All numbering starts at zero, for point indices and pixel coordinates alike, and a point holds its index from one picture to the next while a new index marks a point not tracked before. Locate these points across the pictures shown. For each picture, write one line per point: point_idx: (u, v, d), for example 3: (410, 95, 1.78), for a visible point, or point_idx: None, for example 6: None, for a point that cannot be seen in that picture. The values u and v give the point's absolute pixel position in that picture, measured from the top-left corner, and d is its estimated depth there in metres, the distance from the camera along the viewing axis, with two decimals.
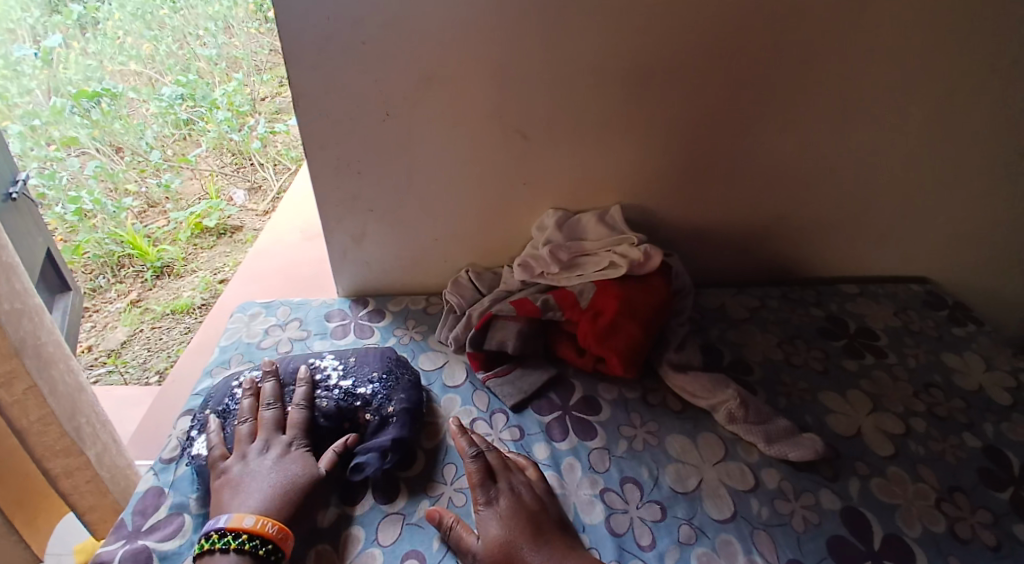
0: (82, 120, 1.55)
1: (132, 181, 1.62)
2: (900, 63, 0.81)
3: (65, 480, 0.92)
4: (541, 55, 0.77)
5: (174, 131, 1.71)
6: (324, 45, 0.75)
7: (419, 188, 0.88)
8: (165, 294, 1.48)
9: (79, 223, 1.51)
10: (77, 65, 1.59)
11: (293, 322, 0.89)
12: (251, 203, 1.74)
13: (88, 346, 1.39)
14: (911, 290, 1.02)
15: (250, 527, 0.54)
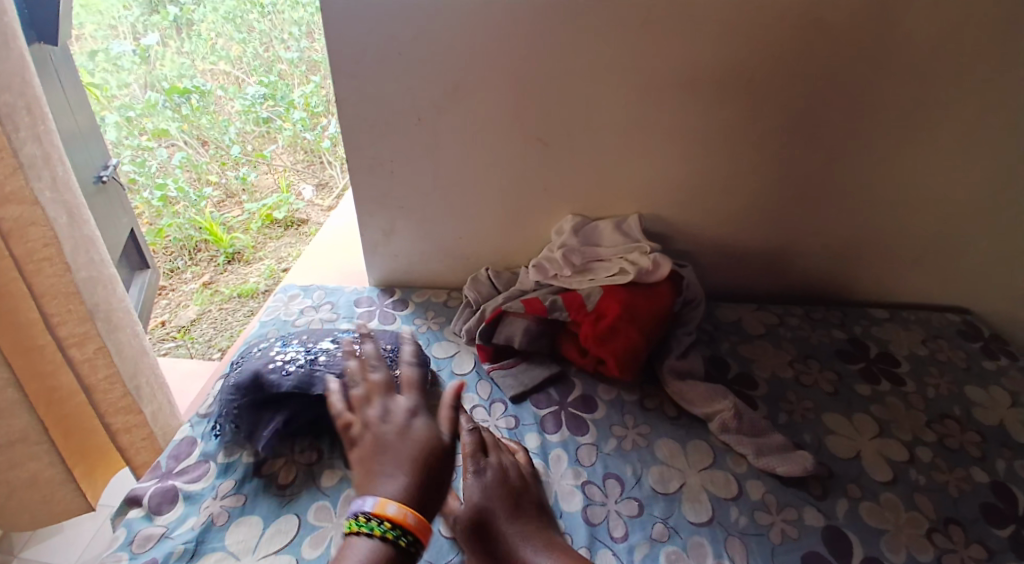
0: (174, 114, 1.71)
1: (213, 173, 1.78)
2: (930, 85, 0.80)
3: (124, 435, 1.01)
4: (561, 67, 0.82)
5: (254, 128, 1.83)
6: (362, 56, 0.83)
7: (446, 188, 0.94)
8: (234, 278, 1.63)
9: (164, 208, 1.65)
10: (173, 63, 1.74)
11: (325, 305, 0.97)
12: (318, 198, 1.91)
13: (162, 321, 1.53)
14: (946, 318, 0.97)
15: (394, 515, 0.48)
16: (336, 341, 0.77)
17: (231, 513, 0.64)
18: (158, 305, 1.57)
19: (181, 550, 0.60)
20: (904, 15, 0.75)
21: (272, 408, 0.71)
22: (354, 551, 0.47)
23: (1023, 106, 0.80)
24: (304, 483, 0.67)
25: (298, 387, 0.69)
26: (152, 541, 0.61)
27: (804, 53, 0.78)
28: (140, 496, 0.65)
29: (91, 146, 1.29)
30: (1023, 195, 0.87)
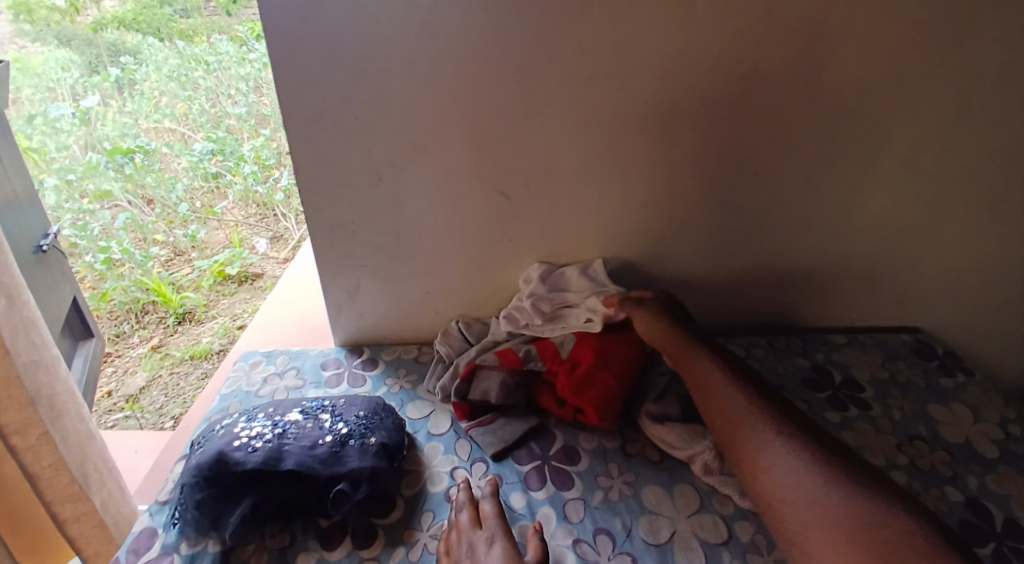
0: (116, 175, 1.64)
1: (160, 232, 1.71)
2: (860, 125, 0.86)
3: (73, 526, 1.00)
4: (517, 124, 0.84)
5: (203, 184, 1.78)
6: (318, 122, 0.83)
7: (409, 244, 0.94)
8: (185, 339, 1.55)
9: (108, 271, 1.59)
10: (115, 122, 1.70)
11: (290, 370, 0.93)
12: (273, 251, 1.81)
13: (109, 391, 1.44)
14: (901, 338, 1.02)
15: None
16: (305, 411, 0.73)
17: None
18: (104, 373, 1.48)
19: None
20: (831, 63, 0.81)
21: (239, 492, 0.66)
22: None
23: (944, 141, 0.87)
24: None
25: (266, 464, 0.65)
26: None
27: (744, 101, 0.83)
28: None
29: (30, 216, 1.24)
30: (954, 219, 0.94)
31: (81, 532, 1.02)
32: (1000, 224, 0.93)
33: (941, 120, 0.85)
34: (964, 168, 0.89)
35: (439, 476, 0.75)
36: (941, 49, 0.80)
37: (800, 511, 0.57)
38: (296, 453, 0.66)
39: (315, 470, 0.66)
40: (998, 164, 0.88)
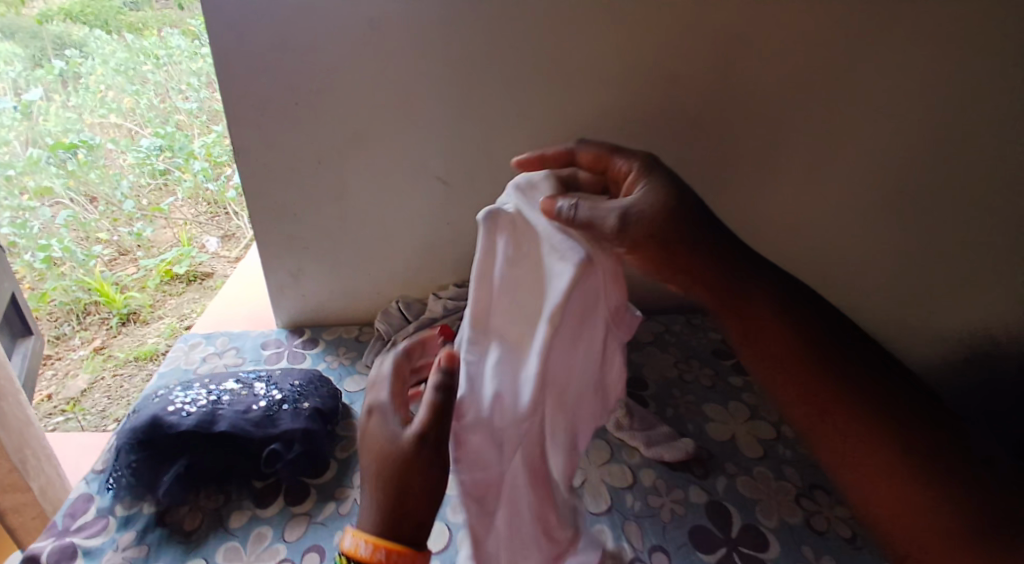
0: (58, 171, 1.62)
1: (104, 230, 1.66)
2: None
3: (13, 515, 1.03)
4: (453, 113, 0.89)
5: (150, 181, 1.74)
6: (260, 108, 0.87)
7: (351, 227, 0.98)
8: (129, 341, 1.50)
9: (47, 271, 1.56)
10: (58, 117, 1.68)
11: (231, 350, 0.96)
12: (224, 250, 1.71)
13: (48, 395, 1.43)
14: None
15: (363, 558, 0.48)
16: (241, 380, 0.78)
17: None
18: (43, 375, 1.46)
19: None
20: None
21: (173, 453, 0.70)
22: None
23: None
24: (211, 528, 0.66)
25: (200, 425, 0.70)
26: None
27: None
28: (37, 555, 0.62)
29: None
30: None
31: (21, 521, 1.04)
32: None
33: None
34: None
35: None
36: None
37: (893, 473, 0.50)
38: (230, 416, 0.71)
39: (247, 432, 0.70)
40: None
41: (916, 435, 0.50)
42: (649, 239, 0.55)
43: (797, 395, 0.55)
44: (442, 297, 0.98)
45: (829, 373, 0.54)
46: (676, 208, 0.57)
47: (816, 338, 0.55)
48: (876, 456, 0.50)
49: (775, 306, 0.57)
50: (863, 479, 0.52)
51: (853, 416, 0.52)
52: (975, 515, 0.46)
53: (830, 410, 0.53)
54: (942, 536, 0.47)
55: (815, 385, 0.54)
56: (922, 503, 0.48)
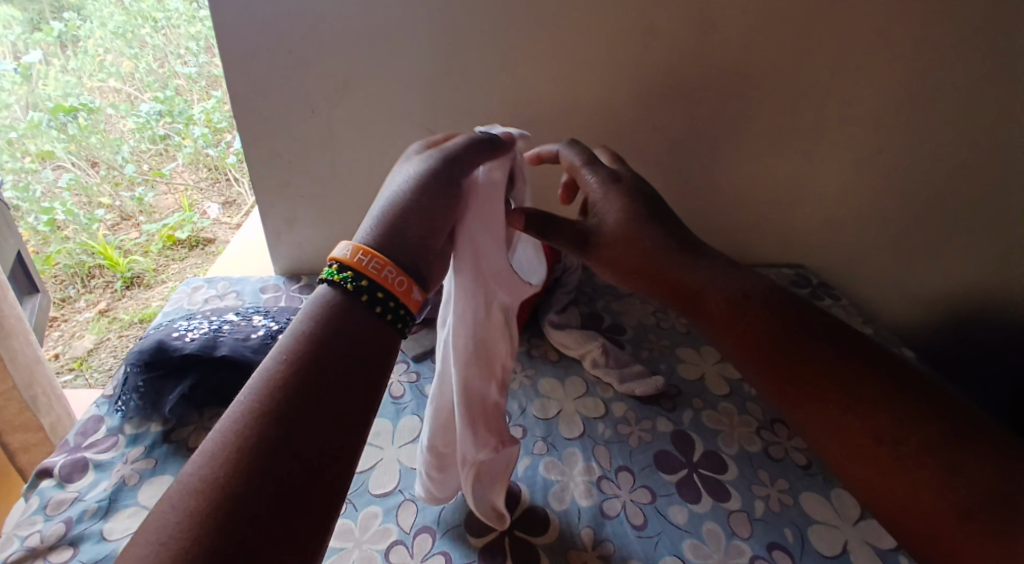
0: (59, 135, 1.57)
1: (106, 195, 1.65)
2: (749, 79, 0.93)
3: (23, 454, 1.09)
4: (440, 64, 0.91)
5: (151, 146, 1.71)
6: (253, 55, 0.90)
7: (343, 176, 1.02)
8: (134, 303, 1.53)
9: (52, 234, 1.55)
10: (55, 81, 1.58)
11: (230, 293, 1.01)
12: (226, 216, 1.72)
13: (56, 354, 1.47)
14: (782, 271, 1.13)
15: (350, 261, 0.47)
16: (241, 314, 0.83)
17: (142, 474, 0.68)
18: (50, 336, 1.48)
19: (94, 508, 0.64)
20: (720, 19, 0.88)
21: (177, 377, 0.75)
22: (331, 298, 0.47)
23: (826, 97, 0.95)
24: None
25: (203, 349, 0.75)
26: (64, 504, 0.64)
27: (644, 52, 0.91)
28: (50, 467, 0.68)
29: None
30: (837, 172, 1.03)
31: (32, 460, 1.11)
32: (879, 177, 1.03)
33: (822, 77, 0.93)
34: (845, 123, 0.97)
35: None
36: (819, 7, 0.87)
37: (903, 462, 0.44)
38: (230, 343, 0.77)
39: (247, 357, 0.76)
40: (875, 120, 0.96)
41: (921, 414, 0.45)
42: (626, 249, 0.59)
43: (796, 394, 0.50)
44: None
45: (824, 363, 0.50)
46: (645, 219, 0.60)
47: (811, 337, 0.51)
48: (883, 441, 0.46)
49: (763, 304, 0.54)
50: (857, 470, 0.47)
51: (855, 406, 0.47)
52: (986, 484, 0.42)
53: (824, 405, 0.48)
54: (954, 517, 0.42)
55: (813, 376, 0.49)
56: (934, 489, 0.43)
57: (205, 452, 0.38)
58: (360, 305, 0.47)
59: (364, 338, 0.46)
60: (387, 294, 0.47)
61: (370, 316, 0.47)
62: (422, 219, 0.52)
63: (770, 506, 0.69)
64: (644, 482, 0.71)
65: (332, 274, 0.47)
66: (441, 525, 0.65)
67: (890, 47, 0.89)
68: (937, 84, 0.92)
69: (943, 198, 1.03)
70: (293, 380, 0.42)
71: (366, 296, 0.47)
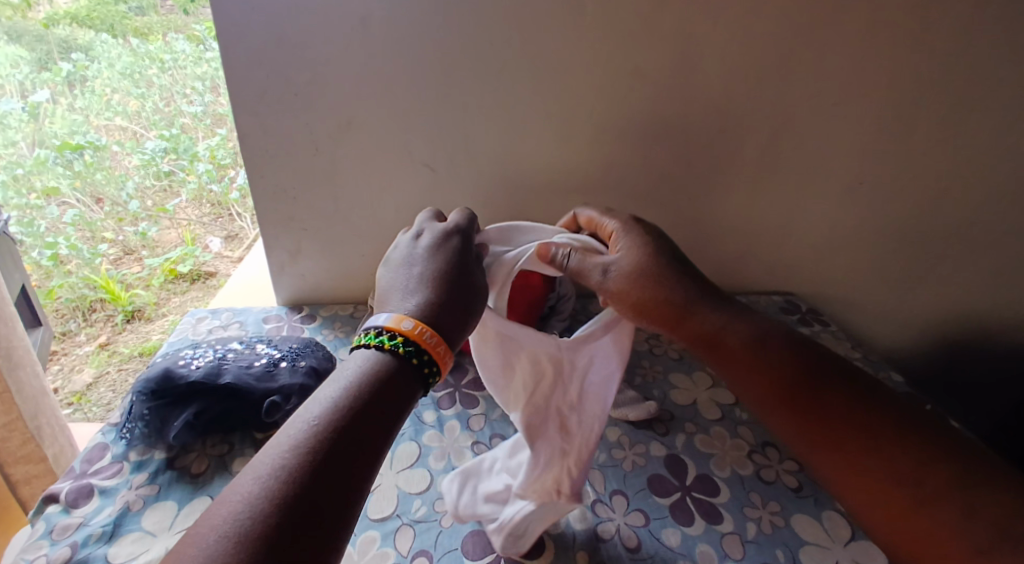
0: (65, 171, 1.62)
1: (109, 230, 1.69)
2: (732, 115, 0.98)
3: (25, 486, 1.10)
4: (438, 103, 0.96)
5: (154, 183, 1.76)
6: (261, 96, 0.95)
7: (345, 210, 1.06)
8: (134, 338, 1.55)
9: (54, 268, 1.58)
10: (63, 119, 1.62)
11: (234, 324, 1.04)
12: (227, 250, 1.76)
13: (56, 388, 1.48)
14: (772, 300, 1.17)
15: (409, 331, 0.53)
16: (244, 342, 0.86)
17: (146, 499, 0.69)
18: (50, 370, 1.50)
19: (99, 533, 0.65)
20: (702, 60, 0.93)
21: (182, 404, 0.77)
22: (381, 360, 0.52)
23: (805, 132, 0.99)
24: (217, 472, 0.74)
25: (208, 377, 0.78)
26: (70, 530, 0.65)
27: (630, 92, 0.96)
28: (57, 493, 0.69)
29: None
30: (821, 202, 1.07)
31: (34, 492, 1.11)
32: (860, 206, 1.07)
33: (800, 114, 0.97)
34: (825, 155, 1.01)
35: None
36: (795, 49, 0.92)
37: (921, 516, 0.51)
38: (234, 371, 0.80)
39: (250, 386, 0.78)
40: (853, 153, 1.01)
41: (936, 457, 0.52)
42: (631, 288, 0.63)
43: (819, 445, 0.56)
44: None
45: (841, 418, 0.56)
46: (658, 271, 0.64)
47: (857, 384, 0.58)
48: (906, 497, 0.52)
49: (776, 356, 0.60)
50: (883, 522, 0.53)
51: (873, 468, 0.54)
52: (988, 533, 0.48)
53: (854, 463, 0.54)
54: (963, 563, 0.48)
55: (832, 427, 0.56)
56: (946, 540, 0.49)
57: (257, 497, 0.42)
58: (405, 363, 0.52)
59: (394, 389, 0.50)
60: (431, 358, 0.53)
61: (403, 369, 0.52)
62: (451, 307, 0.57)
63: (762, 528, 0.70)
64: (638, 505, 0.72)
65: (385, 339, 0.53)
66: (439, 549, 0.66)
67: (862, 85, 0.95)
68: (911, 118, 0.97)
69: (924, 226, 1.07)
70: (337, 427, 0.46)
71: (415, 358, 0.52)
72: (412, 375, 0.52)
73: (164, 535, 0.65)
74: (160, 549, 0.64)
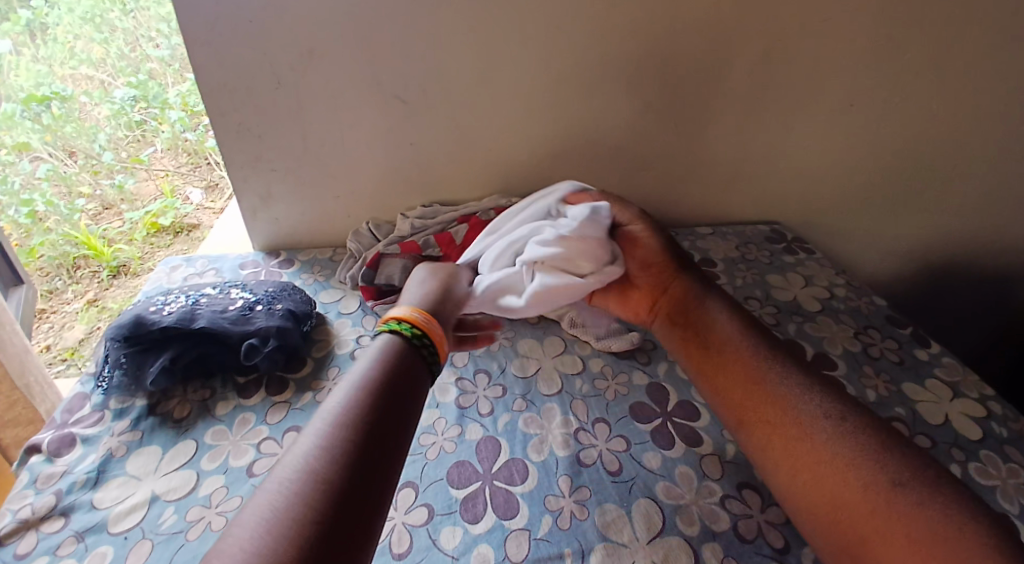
0: (34, 125, 1.48)
1: (86, 184, 1.59)
2: (718, 33, 0.93)
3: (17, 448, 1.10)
4: (405, 28, 0.90)
5: (128, 133, 1.65)
6: (214, 25, 0.88)
7: (316, 148, 1.02)
8: (122, 293, 1.50)
9: (33, 226, 1.47)
10: (27, 71, 1.46)
11: (209, 271, 1.01)
12: (209, 201, 1.70)
13: (47, 345, 1.43)
14: (758, 229, 1.15)
15: (419, 322, 0.59)
16: (217, 288, 0.86)
17: (129, 445, 0.70)
18: (40, 329, 1.44)
19: (83, 480, 0.66)
20: None
21: (157, 350, 0.76)
22: (396, 344, 0.57)
23: (793, 48, 0.94)
24: (199, 416, 0.74)
25: (181, 321, 0.77)
26: (54, 478, 0.66)
27: (608, 9, 0.90)
28: (39, 444, 0.69)
29: None
30: (808, 125, 1.03)
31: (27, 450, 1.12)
32: (848, 128, 1.03)
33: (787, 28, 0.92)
34: (813, 75, 0.97)
35: (346, 341, 0.86)
36: None
37: (819, 459, 0.56)
38: (208, 315, 0.79)
39: (226, 329, 0.78)
40: (842, 70, 0.96)
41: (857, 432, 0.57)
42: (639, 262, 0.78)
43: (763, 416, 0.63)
44: (410, 217, 1.05)
45: (769, 378, 0.63)
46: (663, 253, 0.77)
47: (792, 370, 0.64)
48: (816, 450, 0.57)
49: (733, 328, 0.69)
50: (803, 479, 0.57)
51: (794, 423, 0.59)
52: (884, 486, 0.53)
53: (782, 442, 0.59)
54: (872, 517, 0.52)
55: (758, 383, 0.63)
56: (845, 480, 0.54)
57: (276, 508, 0.41)
58: (412, 349, 0.57)
59: (402, 401, 0.52)
60: (434, 348, 0.59)
61: (414, 361, 0.56)
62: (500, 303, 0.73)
63: (740, 449, 0.71)
64: (620, 432, 0.73)
65: (394, 326, 0.58)
66: (424, 480, 0.67)
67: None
68: (905, 28, 0.92)
69: (913, 147, 1.04)
70: (362, 437, 0.47)
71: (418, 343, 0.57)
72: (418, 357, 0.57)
73: (149, 479, 0.66)
74: (145, 492, 0.64)
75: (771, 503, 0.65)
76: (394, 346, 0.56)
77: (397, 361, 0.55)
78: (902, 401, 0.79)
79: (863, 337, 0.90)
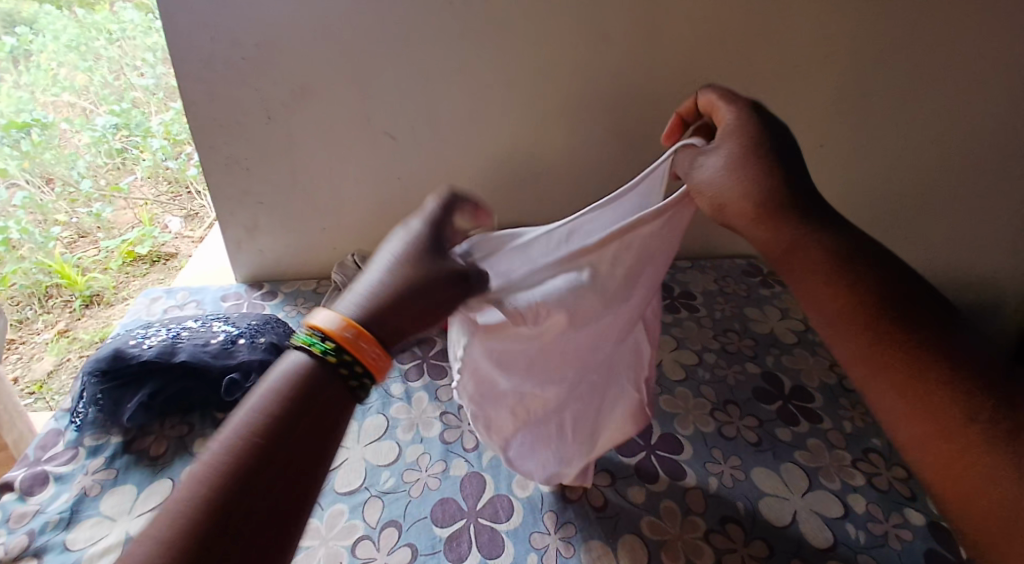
0: (11, 151, 1.45)
1: (62, 213, 1.53)
2: (696, 80, 0.97)
3: None
4: (395, 68, 0.93)
5: (106, 161, 1.60)
6: (206, 61, 0.90)
7: (303, 182, 1.03)
8: (95, 323, 1.44)
9: (6, 254, 1.43)
10: (7, 97, 1.46)
11: (191, 302, 1.01)
12: (187, 230, 1.65)
13: (15, 378, 1.38)
14: (735, 263, 1.18)
15: (342, 337, 0.39)
16: (200, 320, 0.85)
17: (104, 484, 0.68)
18: (7, 360, 1.39)
19: (56, 520, 0.63)
20: (667, 20, 0.91)
21: (135, 386, 0.75)
22: (304, 370, 0.38)
23: (768, 91, 0.99)
24: (177, 453, 0.72)
25: (161, 356, 0.77)
26: (27, 517, 0.63)
27: (593, 53, 0.94)
28: (12, 481, 0.67)
29: None
30: None
31: None
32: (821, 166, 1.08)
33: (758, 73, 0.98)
34: (787, 116, 1.02)
35: None
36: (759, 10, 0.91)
37: (963, 450, 0.35)
38: (189, 349, 0.78)
39: (206, 363, 0.77)
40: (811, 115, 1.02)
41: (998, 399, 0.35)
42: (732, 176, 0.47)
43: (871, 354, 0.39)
44: None
45: (882, 321, 0.39)
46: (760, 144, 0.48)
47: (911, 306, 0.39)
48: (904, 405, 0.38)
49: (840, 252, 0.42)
50: (931, 449, 0.36)
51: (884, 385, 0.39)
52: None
53: (902, 386, 0.37)
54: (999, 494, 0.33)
55: (878, 330, 0.39)
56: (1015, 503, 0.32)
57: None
58: (330, 372, 0.39)
59: (312, 448, 0.36)
60: (362, 367, 0.39)
61: (332, 389, 0.38)
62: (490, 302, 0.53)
63: (722, 482, 0.72)
64: (604, 466, 0.73)
65: (307, 338, 0.39)
66: (408, 518, 0.66)
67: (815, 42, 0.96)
68: (872, 75, 0.97)
69: (881, 184, 1.09)
70: (252, 503, 0.33)
71: (344, 368, 0.39)
72: (339, 383, 0.39)
73: (123, 520, 0.64)
74: (120, 533, 0.63)
75: (753, 537, 0.66)
76: (298, 371, 0.38)
77: (303, 390, 0.37)
78: (879, 433, 0.81)
79: (838, 369, 0.92)
